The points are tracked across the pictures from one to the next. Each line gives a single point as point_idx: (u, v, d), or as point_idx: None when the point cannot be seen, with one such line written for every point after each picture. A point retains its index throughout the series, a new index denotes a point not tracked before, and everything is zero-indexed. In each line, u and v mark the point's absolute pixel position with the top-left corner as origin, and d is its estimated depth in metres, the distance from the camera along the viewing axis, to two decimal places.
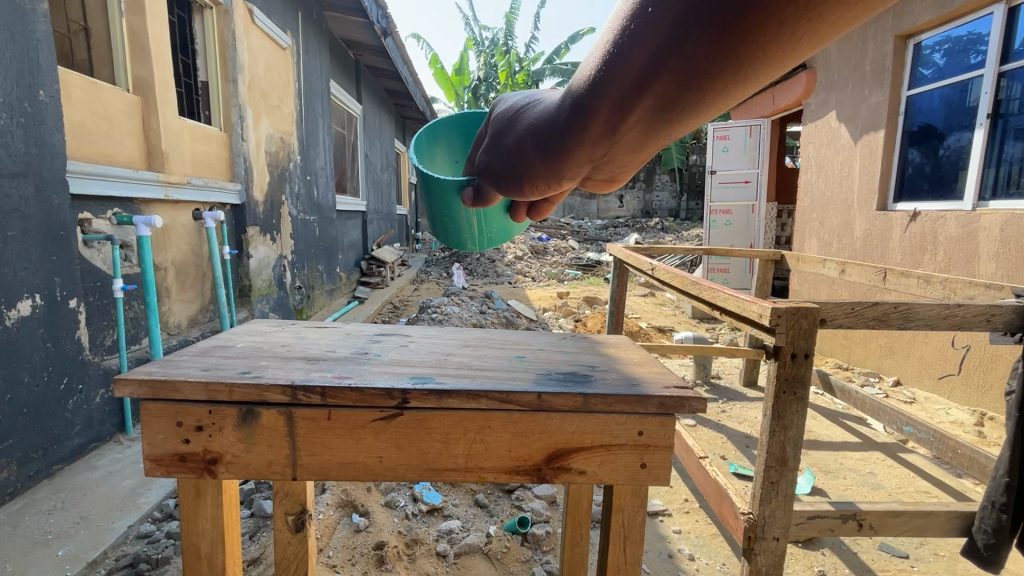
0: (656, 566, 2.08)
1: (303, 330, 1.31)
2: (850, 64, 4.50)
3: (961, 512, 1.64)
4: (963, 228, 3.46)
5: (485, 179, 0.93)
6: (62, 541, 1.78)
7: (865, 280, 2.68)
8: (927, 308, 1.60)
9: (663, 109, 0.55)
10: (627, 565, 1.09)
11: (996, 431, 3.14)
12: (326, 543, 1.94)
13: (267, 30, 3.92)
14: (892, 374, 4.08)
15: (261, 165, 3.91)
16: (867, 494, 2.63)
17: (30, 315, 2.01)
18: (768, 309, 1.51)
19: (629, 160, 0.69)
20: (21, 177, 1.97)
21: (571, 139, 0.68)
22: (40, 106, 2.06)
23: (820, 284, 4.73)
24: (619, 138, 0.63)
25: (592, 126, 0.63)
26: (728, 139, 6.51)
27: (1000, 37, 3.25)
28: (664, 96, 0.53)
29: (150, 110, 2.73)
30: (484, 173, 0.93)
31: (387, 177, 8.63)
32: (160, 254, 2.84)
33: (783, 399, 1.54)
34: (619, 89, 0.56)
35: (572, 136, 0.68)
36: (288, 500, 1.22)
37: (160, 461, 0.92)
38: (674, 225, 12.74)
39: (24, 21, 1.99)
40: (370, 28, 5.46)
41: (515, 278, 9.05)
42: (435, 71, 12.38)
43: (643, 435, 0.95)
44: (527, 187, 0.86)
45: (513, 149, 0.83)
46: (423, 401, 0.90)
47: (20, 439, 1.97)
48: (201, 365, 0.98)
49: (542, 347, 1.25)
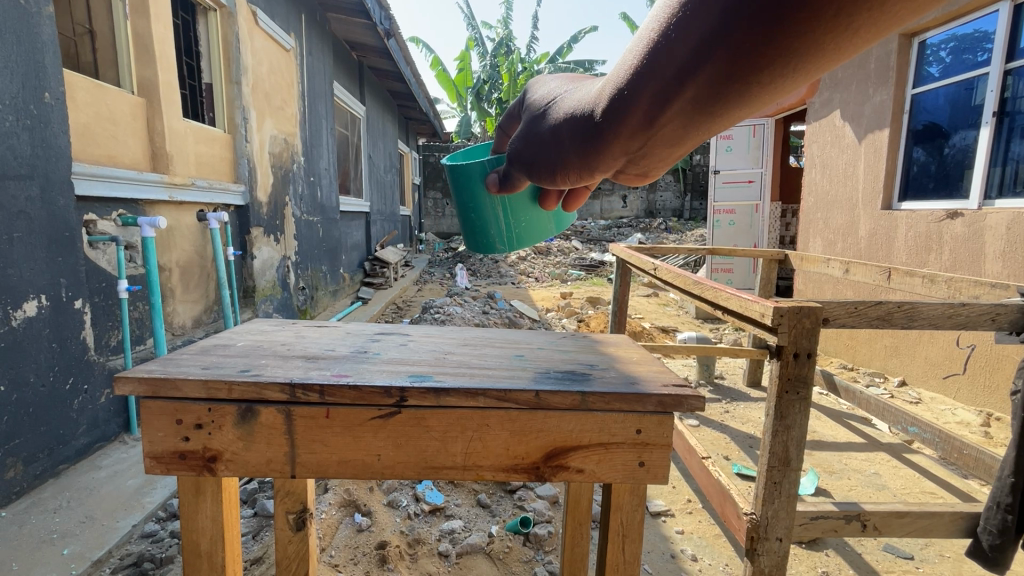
0: (658, 566, 2.07)
1: (304, 329, 1.31)
2: (854, 62, 4.48)
3: (966, 513, 1.63)
4: (970, 228, 3.44)
5: (516, 167, 1.01)
6: (67, 541, 1.79)
7: (870, 279, 2.65)
8: (932, 307, 1.58)
9: (704, 111, 0.60)
10: (627, 564, 1.08)
11: (1002, 431, 3.12)
12: (328, 543, 1.95)
13: (270, 31, 3.95)
14: (898, 374, 4.05)
15: (265, 166, 3.93)
16: (872, 495, 2.61)
17: (36, 315, 2.02)
18: (771, 309, 1.50)
19: (664, 156, 0.74)
20: (29, 179, 2.00)
21: (606, 126, 0.72)
22: (46, 108, 2.08)
23: (825, 284, 4.70)
24: (656, 137, 0.69)
25: (626, 123, 0.69)
26: (732, 138, 6.50)
27: (1007, 35, 3.23)
28: (706, 95, 0.58)
29: (155, 113, 2.75)
30: (517, 161, 0.99)
31: (390, 177, 8.65)
32: (164, 256, 2.85)
33: (785, 399, 1.54)
34: (659, 89, 0.61)
35: (611, 131, 0.72)
36: (289, 499, 1.22)
37: (159, 459, 0.92)
38: (677, 225, 12.71)
39: (30, 25, 2.00)
40: (373, 30, 5.49)
41: (519, 279, 9.05)
42: (437, 72, 12.46)
43: (641, 433, 0.95)
44: (559, 177, 0.91)
45: (555, 147, 0.87)
46: (422, 400, 0.90)
47: (26, 438, 1.98)
48: (201, 364, 0.99)
49: (542, 346, 1.24)
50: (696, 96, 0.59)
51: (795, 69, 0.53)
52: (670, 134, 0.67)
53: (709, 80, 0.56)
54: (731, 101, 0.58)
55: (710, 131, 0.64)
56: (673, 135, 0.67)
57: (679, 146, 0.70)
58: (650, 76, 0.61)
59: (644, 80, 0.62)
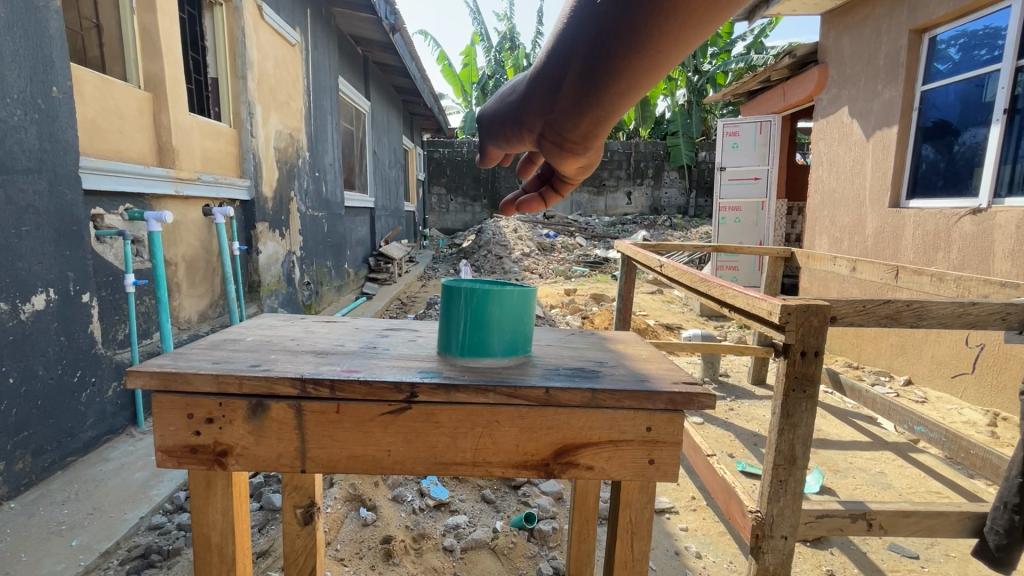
0: (663, 563, 2.07)
1: (312, 324, 1.32)
2: (863, 58, 4.43)
3: (973, 512, 1.62)
4: (978, 227, 3.42)
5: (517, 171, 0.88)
6: (76, 532, 1.81)
7: (877, 278, 2.63)
8: (941, 306, 1.56)
9: (600, 64, 0.54)
10: (635, 562, 1.08)
11: (1008, 431, 3.11)
12: (334, 537, 1.97)
13: (275, 26, 3.94)
14: (904, 373, 4.03)
15: (270, 161, 3.93)
16: (877, 494, 2.61)
17: (44, 309, 2.03)
18: (778, 306, 1.49)
19: (580, 144, 0.65)
20: (36, 173, 2.00)
21: (526, 99, 0.66)
22: (53, 102, 2.08)
23: (831, 282, 4.69)
24: (563, 113, 0.61)
25: (542, 81, 0.62)
26: (738, 135, 6.45)
27: (1018, 31, 3.20)
28: (598, 48, 0.53)
29: (161, 107, 2.76)
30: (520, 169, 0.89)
31: (394, 173, 8.64)
32: (171, 250, 2.87)
33: (792, 397, 1.53)
34: (565, 44, 0.57)
35: (527, 90, 0.65)
36: (297, 493, 1.23)
37: (170, 452, 0.93)
38: (682, 222, 12.64)
39: (37, 19, 2.00)
40: (378, 25, 5.46)
41: (522, 275, 9.02)
42: (443, 67, 12.40)
43: (651, 431, 0.95)
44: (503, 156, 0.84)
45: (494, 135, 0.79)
46: (431, 396, 0.90)
47: (35, 431, 2.00)
48: (211, 359, 0.99)
49: (550, 342, 1.24)
50: (591, 43, 0.53)
51: (678, 19, 0.48)
52: (570, 104, 0.60)
53: (603, 32, 0.52)
54: (630, 61, 0.52)
55: (600, 107, 0.57)
56: (575, 99, 0.59)
57: (594, 131, 0.62)
58: (565, 22, 0.56)
59: (557, 29, 0.57)
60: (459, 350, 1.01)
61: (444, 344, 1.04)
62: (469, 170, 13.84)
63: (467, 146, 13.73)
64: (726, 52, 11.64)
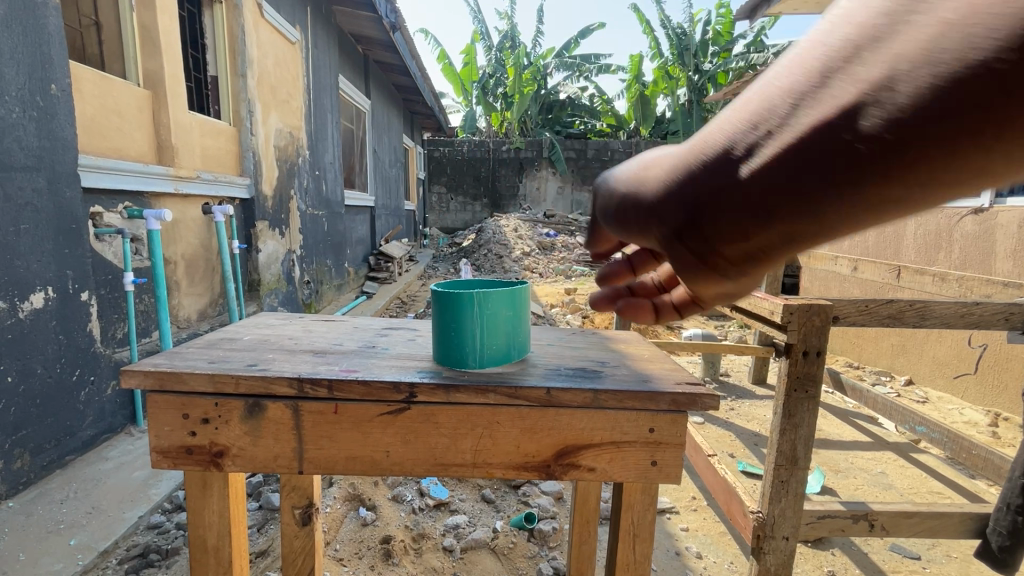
0: (664, 564, 2.06)
1: (311, 323, 1.31)
2: None
3: (975, 513, 1.61)
4: (980, 226, 3.40)
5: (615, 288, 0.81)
6: (74, 531, 1.80)
7: (878, 278, 2.62)
8: (944, 305, 1.55)
9: (814, 174, 0.38)
10: (636, 564, 1.07)
11: (1010, 432, 3.10)
12: (333, 537, 1.96)
13: (275, 24, 3.92)
14: (905, 373, 4.02)
15: (270, 159, 3.92)
16: (879, 494, 2.60)
17: (43, 307, 2.02)
18: (780, 306, 1.49)
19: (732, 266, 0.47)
20: (34, 170, 1.99)
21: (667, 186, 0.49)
22: (52, 100, 2.07)
23: (832, 282, 4.67)
24: (726, 222, 0.45)
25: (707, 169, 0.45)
26: None
27: None
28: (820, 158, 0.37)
29: (160, 105, 2.74)
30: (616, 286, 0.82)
31: (394, 171, 8.63)
32: (170, 248, 2.86)
33: (794, 397, 1.52)
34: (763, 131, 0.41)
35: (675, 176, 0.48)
36: (295, 493, 1.22)
37: (166, 453, 0.91)
38: (682, 221, 12.62)
39: (36, 16, 1.99)
40: (379, 23, 5.44)
41: (523, 274, 9.00)
42: (443, 65, 12.38)
43: (654, 432, 0.93)
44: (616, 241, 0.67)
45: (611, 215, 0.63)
46: (431, 396, 0.89)
47: (33, 429, 1.98)
48: (208, 358, 0.98)
49: (551, 342, 1.23)
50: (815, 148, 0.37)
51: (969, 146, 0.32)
52: (754, 207, 0.42)
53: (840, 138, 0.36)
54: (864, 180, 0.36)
55: (808, 219, 0.40)
56: (753, 212, 0.42)
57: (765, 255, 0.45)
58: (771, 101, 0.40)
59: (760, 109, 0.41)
60: (478, 360, 0.98)
61: (453, 359, 0.98)
62: (469, 169, 13.82)
63: (467, 145, 13.71)
64: (727, 51, 11.61)
